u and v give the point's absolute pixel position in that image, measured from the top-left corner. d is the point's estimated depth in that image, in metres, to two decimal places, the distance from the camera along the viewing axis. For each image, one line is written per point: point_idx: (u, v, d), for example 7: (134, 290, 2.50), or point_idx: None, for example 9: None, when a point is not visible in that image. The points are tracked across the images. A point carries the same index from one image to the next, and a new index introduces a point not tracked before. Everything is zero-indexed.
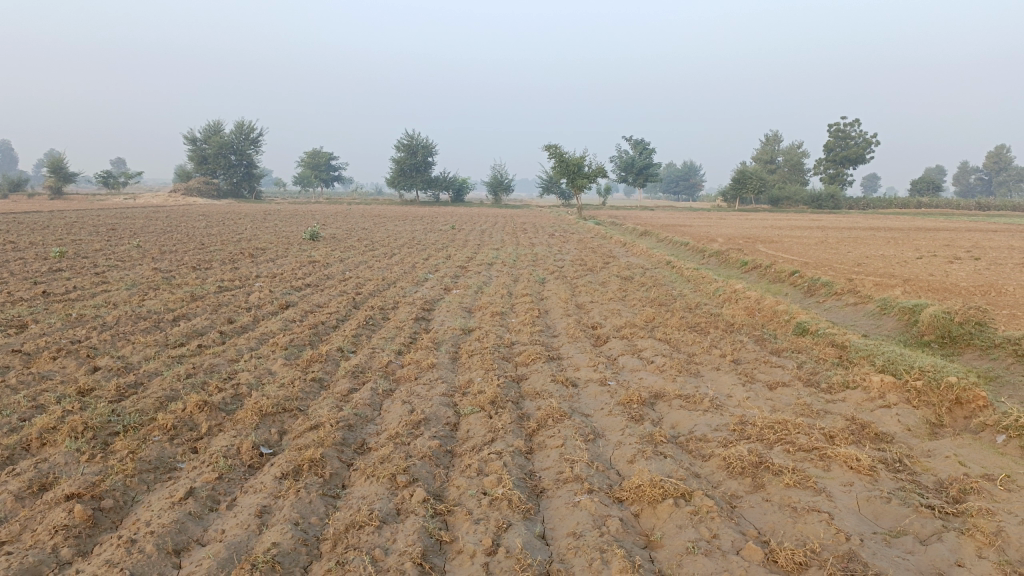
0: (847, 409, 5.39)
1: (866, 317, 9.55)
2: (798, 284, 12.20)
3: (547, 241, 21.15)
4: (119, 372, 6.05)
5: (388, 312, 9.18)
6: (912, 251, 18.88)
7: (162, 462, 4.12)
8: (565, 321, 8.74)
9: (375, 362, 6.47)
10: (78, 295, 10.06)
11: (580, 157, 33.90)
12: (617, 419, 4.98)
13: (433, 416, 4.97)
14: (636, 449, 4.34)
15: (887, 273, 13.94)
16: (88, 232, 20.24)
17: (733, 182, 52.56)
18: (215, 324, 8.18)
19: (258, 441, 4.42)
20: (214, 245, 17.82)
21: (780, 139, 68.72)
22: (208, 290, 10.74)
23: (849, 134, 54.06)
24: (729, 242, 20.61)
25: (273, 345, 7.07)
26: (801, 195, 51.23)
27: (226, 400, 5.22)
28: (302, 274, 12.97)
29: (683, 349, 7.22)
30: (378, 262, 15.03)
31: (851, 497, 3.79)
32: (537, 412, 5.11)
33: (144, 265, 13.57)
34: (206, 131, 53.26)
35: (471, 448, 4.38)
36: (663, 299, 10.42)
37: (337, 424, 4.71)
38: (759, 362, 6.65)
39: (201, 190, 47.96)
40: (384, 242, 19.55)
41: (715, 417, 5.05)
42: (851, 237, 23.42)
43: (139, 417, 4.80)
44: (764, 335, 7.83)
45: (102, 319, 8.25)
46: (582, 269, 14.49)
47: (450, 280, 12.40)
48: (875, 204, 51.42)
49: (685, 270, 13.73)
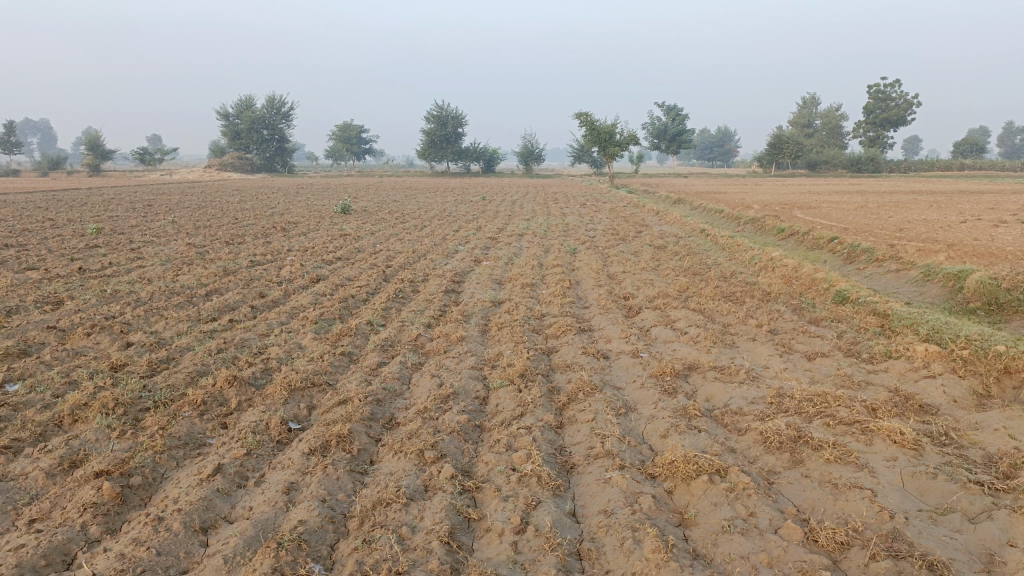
0: (890, 380, 5.20)
1: (908, 284, 9.26)
2: (837, 250, 11.88)
3: (578, 211, 20.93)
4: (152, 347, 6.09)
5: (417, 284, 9.13)
6: (956, 215, 18.30)
7: (191, 438, 4.11)
8: (597, 292, 8.60)
9: (405, 336, 6.42)
10: (114, 271, 10.18)
11: (611, 124, 33.36)
12: (650, 392, 4.87)
13: (462, 390, 4.91)
14: (669, 424, 4.22)
15: (930, 238, 13.52)
16: (125, 208, 20.54)
17: (769, 146, 51.49)
18: (246, 298, 8.20)
19: (287, 416, 4.40)
20: (248, 219, 17.93)
21: (818, 101, 67.03)
22: (240, 265, 10.80)
23: (889, 95, 52.50)
24: (765, 209, 20.17)
25: (303, 319, 7.06)
26: (840, 159, 50.03)
27: (256, 374, 5.21)
28: (334, 247, 12.98)
29: (718, 319, 7.05)
30: (408, 234, 14.99)
31: (895, 473, 3.64)
32: (568, 385, 5.02)
33: (179, 241, 13.69)
34: (238, 106, 53.56)
35: (500, 423, 4.31)
36: (697, 267, 10.22)
37: (366, 399, 4.67)
38: (797, 333, 6.46)
39: (234, 165, 48.36)
40: (414, 214, 19.51)
41: (752, 389, 4.91)
42: (892, 201, 22.79)
43: (170, 393, 4.81)
44: (801, 304, 7.62)
45: (136, 295, 8.32)
46: (614, 238, 14.28)
47: (481, 252, 12.31)
48: (917, 167, 50.04)
49: (719, 238, 13.46)
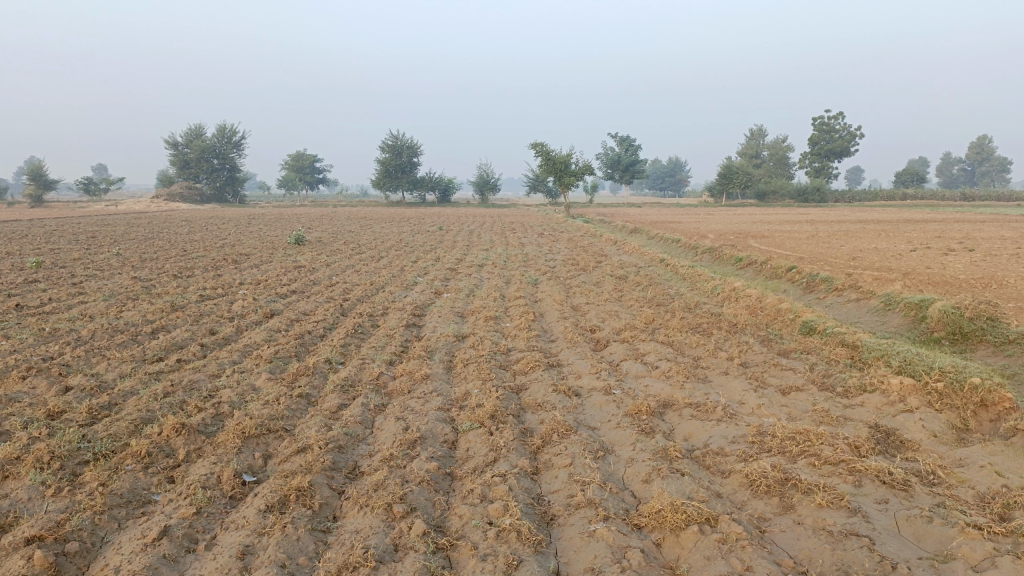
0: (868, 415, 5.09)
1: (870, 313, 9.29)
2: (796, 280, 11.95)
3: (537, 241, 20.85)
4: (93, 391, 5.68)
5: (377, 319, 8.82)
6: (904, 243, 18.72)
7: (135, 495, 3.76)
8: (563, 324, 8.42)
9: (366, 375, 6.12)
10: (52, 307, 9.65)
11: (566, 154, 33.52)
12: (627, 432, 4.66)
13: (429, 434, 4.63)
14: (650, 468, 4.01)
15: (884, 266, 13.73)
16: (68, 240, 19.78)
17: (719, 176, 52.45)
18: (195, 336, 7.79)
19: (240, 468, 4.07)
20: (197, 252, 17.39)
21: (765, 132, 68.72)
22: (190, 299, 10.36)
23: (833, 127, 54.09)
24: (720, 238, 20.37)
25: (256, 358, 6.70)
26: (788, 188, 51.21)
27: (206, 421, 4.85)
28: (288, 280, 12.59)
29: (688, 353, 6.91)
30: (365, 266, 14.68)
31: (889, 518, 3.49)
32: (541, 427, 4.78)
33: (124, 275, 13.14)
34: (188, 135, 52.62)
35: (472, 470, 4.05)
36: (660, 298, 10.11)
37: (327, 446, 4.37)
38: (769, 366, 6.34)
39: (184, 196, 47.32)
40: (370, 245, 19.16)
41: (731, 427, 4.74)
42: (842, 230, 23.25)
43: (112, 443, 4.43)
44: (769, 336, 7.53)
45: (76, 333, 7.85)
46: (574, 269, 14.16)
47: (441, 283, 12.05)
48: (861, 197, 51.50)
49: (679, 268, 13.45)
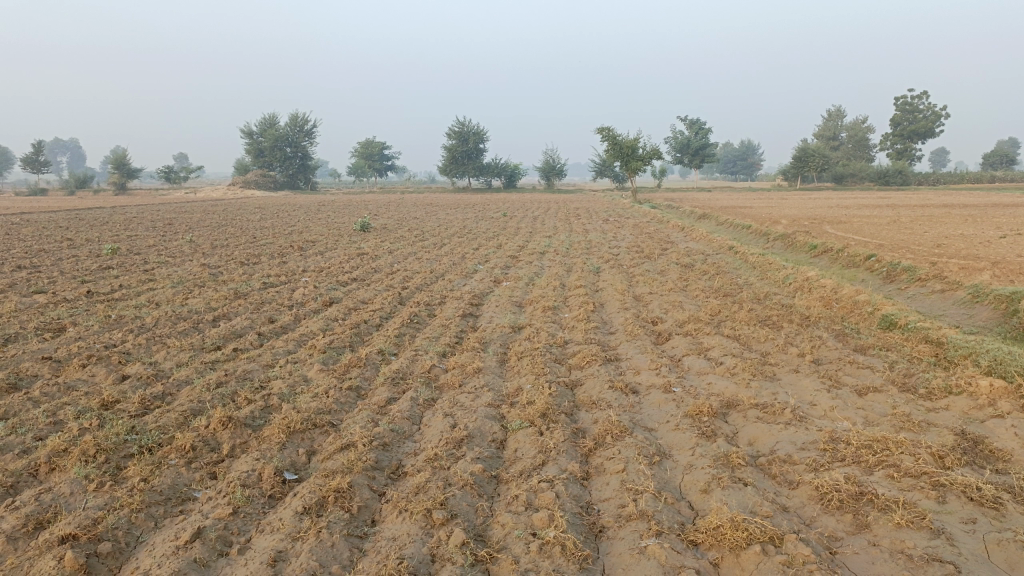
0: (954, 420, 4.66)
1: (955, 305, 8.69)
2: (875, 269, 11.31)
3: (601, 227, 20.50)
4: (149, 381, 5.71)
5: (434, 308, 8.71)
6: (994, 228, 17.64)
7: (175, 491, 3.70)
8: (623, 315, 8.13)
9: (417, 367, 5.98)
10: (122, 294, 9.87)
11: (634, 139, 32.88)
12: (686, 435, 4.38)
13: (477, 433, 4.46)
14: (710, 477, 3.73)
15: (971, 255, 12.92)
16: (145, 227, 20.39)
17: (794, 159, 50.74)
18: (254, 324, 7.82)
19: (282, 465, 3.97)
20: (266, 238, 17.66)
21: (843, 113, 66.15)
22: (253, 287, 10.46)
23: (917, 107, 51.58)
24: (793, 224, 19.58)
25: (310, 348, 6.64)
26: (867, 171, 49.21)
27: (254, 414, 4.78)
28: (350, 267, 12.62)
29: (755, 348, 6.54)
30: (427, 253, 14.62)
31: (978, 540, 3.12)
32: (594, 427, 4.54)
33: (193, 262, 13.40)
34: (261, 124, 53.84)
35: (519, 474, 3.85)
36: (728, 288, 9.69)
37: (370, 444, 4.23)
38: (843, 364, 5.93)
39: (258, 183, 48.49)
40: (434, 231, 19.14)
41: (800, 432, 4.40)
42: (925, 215, 22.10)
43: (159, 436, 4.40)
44: (844, 330, 7.07)
45: (141, 321, 7.97)
46: (639, 256, 13.79)
47: (501, 272, 11.88)
48: (947, 179, 49.04)
49: (749, 256, 12.92)
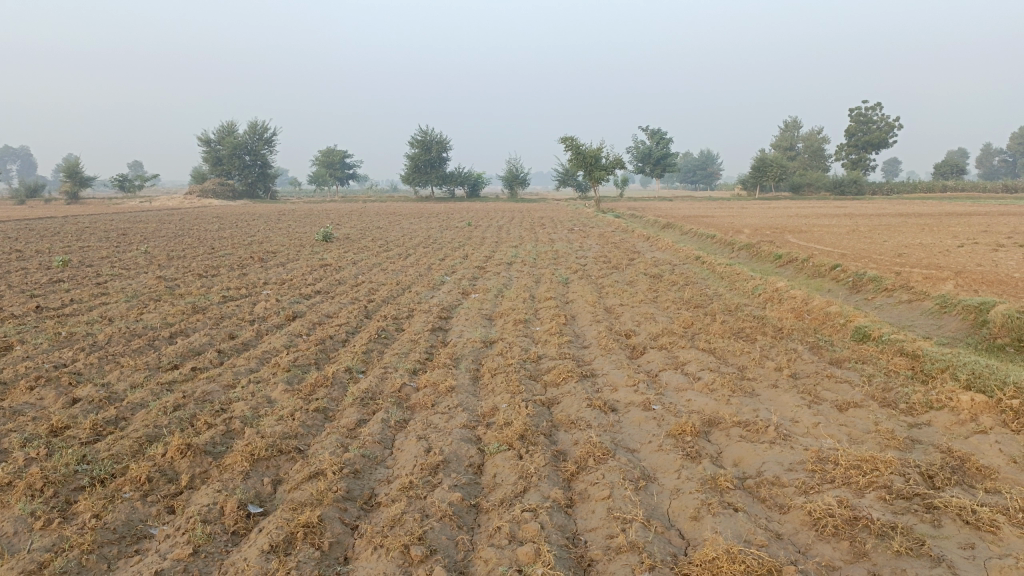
0: (938, 437, 4.60)
1: (923, 315, 8.72)
2: (841, 279, 11.37)
3: (567, 237, 20.41)
4: (102, 404, 5.39)
5: (401, 322, 8.47)
6: (951, 238, 18.00)
7: (130, 529, 3.43)
8: (596, 328, 7.99)
9: (387, 386, 5.75)
10: (73, 309, 9.43)
11: (597, 149, 32.93)
12: (670, 456, 4.23)
13: (453, 457, 4.25)
14: (699, 502, 3.59)
15: (932, 264, 13.09)
16: (98, 237, 19.73)
17: (753, 169, 51.47)
18: (213, 341, 7.50)
19: (246, 497, 3.73)
20: (225, 249, 17.21)
21: (799, 123, 67.44)
22: (212, 300, 10.10)
23: (871, 118, 52.73)
24: (756, 234, 19.71)
25: (273, 366, 6.36)
26: (824, 181, 50.16)
27: (215, 440, 4.51)
28: (313, 279, 12.30)
29: (731, 362, 6.44)
30: (392, 264, 14.35)
31: (980, 567, 3.01)
32: (575, 449, 4.37)
33: (149, 274, 12.96)
34: (220, 132, 52.90)
35: (500, 502, 3.65)
36: (698, 299, 9.63)
37: (341, 471, 4.00)
38: (821, 377, 5.86)
39: (216, 191, 47.54)
40: (398, 242, 18.85)
41: (786, 452, 4.29)
42: (883, 225, 22.45)
43: (112, 465, 4.11)
44: (819, 343, 7.02)
45: (93, 338, 7.60)
46: (606, 267, 13.69)
47: (468, 283, 11.67)
48: (900, 189, 50.19)
49: (716, 266, 12.92)
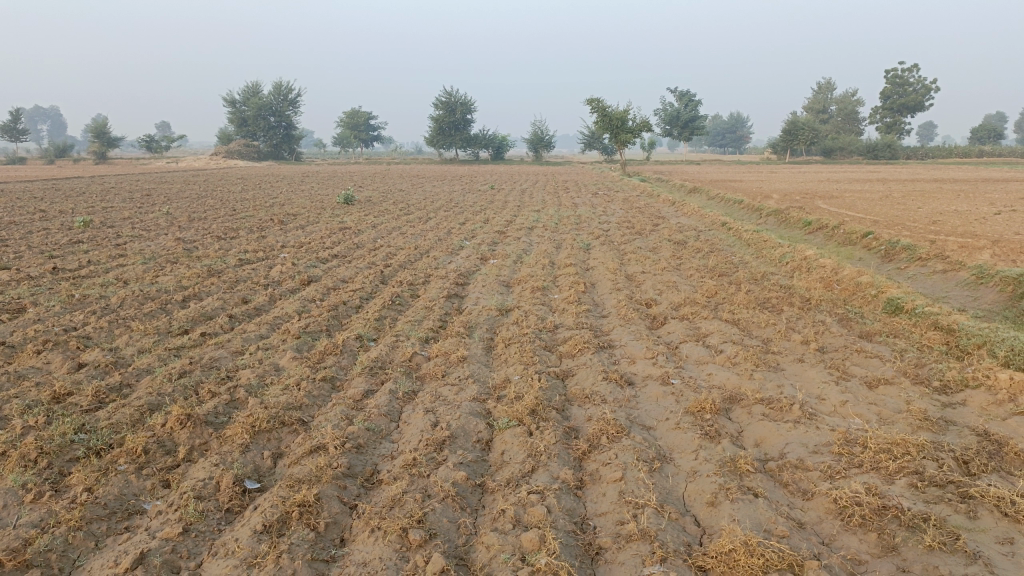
0: (974, 418, 4.34)
1: (959, 287, 8.37)
2: (872, 247, 10.99)
3: (590, 201, 20.06)
4: (109, 370, 5.29)
5: (417, 288, 8.29)
6: (988, 204, 17.41)
7: (122, 504, 3.32)
8: (615, 297, 7.76)
9: (397, 355, 5.58)
10: (90, 271, 9.36)
11: (623, 111, 32.22)
12: (688, 436, 4.02)
13: (460, 432, 4.08)
14: (717, 487, 3.39)
15: (969, 232, 12.62)
16: (122, 199, 19.74)
17: (784, 132, 50.32)
18: (226, 305, 7.38)
19: (243, 472, 3.59)
20: (246, 211, 17.13)
21: (833, 86, 65.75)
22: (228, 263, 9.98)
23: (907, 80, 51.18)
24: (785, 199, 19.19)
25: (283, 333, 6.22)
26: (857, 145, 48.95)
27: (217, 410, 4.38)
28: (331, 243, 12.15)
29: (755, 335, 6.19)
30: (412, 228, 14.16)
31: (1019, 566, 2.79)
32: (588, 426, 4.18)
33: (168, 235, 12.88)
34: (244, 92, 52.72)
35: (506, 483, 3.48)
36: (723, 267, 9.34)
37: (343, 446, 3.85)
38: (850, 352, 5.59)
39: (241, 153, 47.49)
40: (419, 205, 18.63)
41: (811, 432, 4.06)
42: (917, 190, 21.78)
43: (110, 436, 4.00)
44: (848, 314, 6.74)
45: (106, 301, 7.51)
46: (630, 232, 13.39)
47: (488, 248, 11.46)
48: (935, 153, 48.85)
49: (743, 233, 12.57)
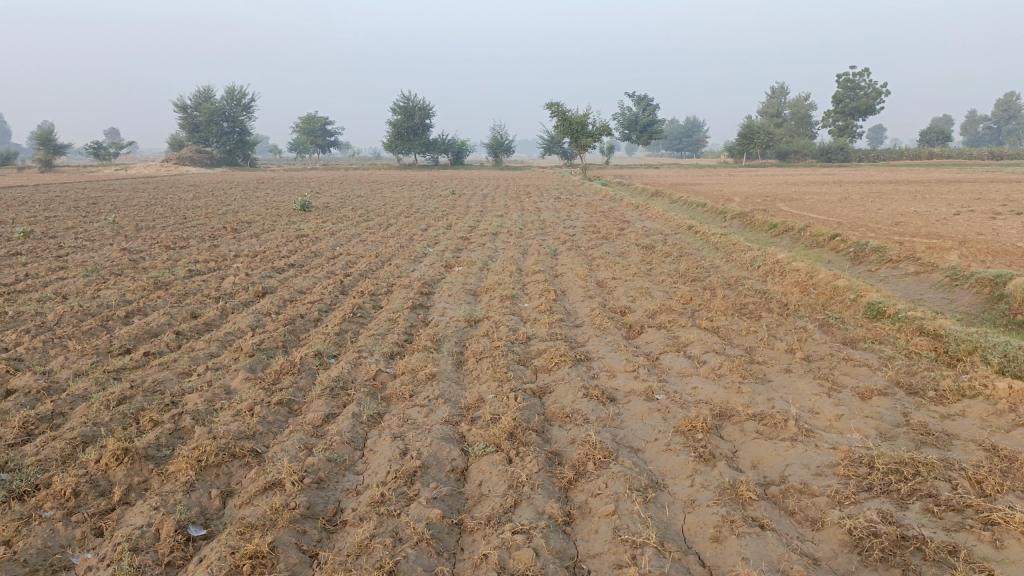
0: (978, 430, 4.10)
1: (933, 289, 8.24)
2: (841, 249, 10.89)
3: (553, 206, 19.79)
4: (41, 396, 4.79)
5: (379, 298, 7.88)
6: (945, 205, 17.59)
7: (44, 560, 2.87)
8: (588, 305, 7.44)
9: (360, 373, 5.17)
10: (26, 285, 8.74)
11: (583, 115, 32.03)
12: (681, 458, 3.71)
13: (432, 461, 3.71)
14: (720, 519, 3.08)
15: (932, 233, 12.61)
16: (67, 207, 18.87)
17: (740, 136, 50.76)
18: (174, 321, 6.87)
19: (188, 517, 3.17)
20: (198, 219, 16.44)
21: (786, 90, 66.81)
22: (177, 275, 9.43)
23: (858, 84, 52.17)
24: (747, 202, 19.16)
25: (236, 351, 5.77)
26: (810, 148, 49.69)
27: (161, 442, 3.93)
28: (287, 251, 11.64)
29: (737, 343, 5.91)
30: (372, 235, 13.69)
31: None
32: (572, 450, 3.83)
33: (114, 246, 12.25)
34: (197, 97, 51.49)
35: (487, 522, 3.11)
36: (695, 272, 9.10)
37: (302, 482, 3.45)
38: (837, 361, 5.34)
39: (194, 159, 46.31)
40: (378, 211, 18.15)
41: (812, 451, 3.78)
42: (874, 192, 22.01)
43: (36, 475, 3.53)
44: (829, 320, 6.51)
45: (43, 318, 6.95)
46: (596, 237, 13.14)
47: (452, 255, 11.08)
48: (886, 155, 49.79)
49: (710, 236, 12.39)
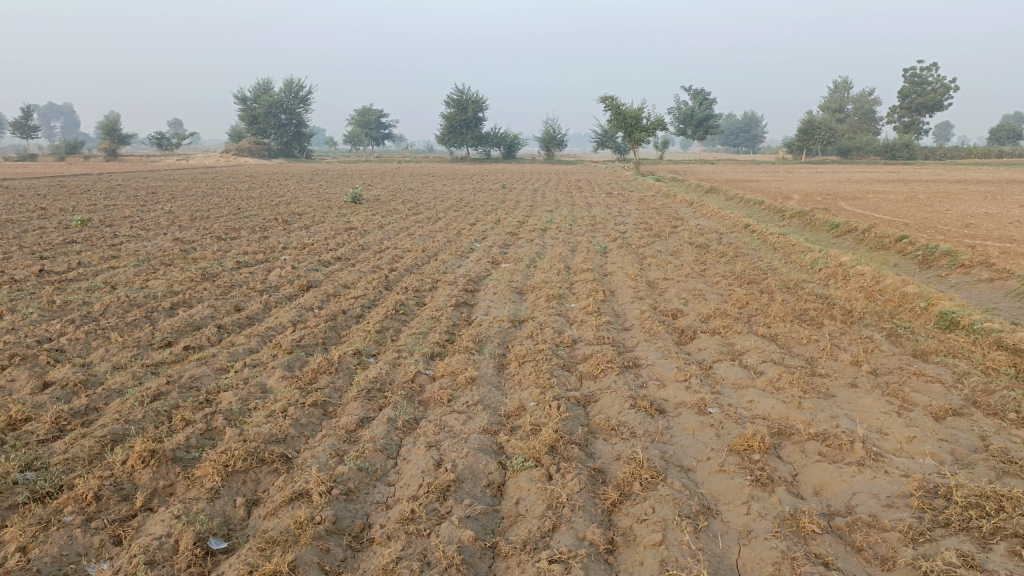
0: None
1: (1009, 297, 7.72)
2: (908, 252, 10.34)
3: (605, 201, 19.44)
4: (77, 390, 4.73)
5: (423, 295, 7.71)
6: (1019, 207, 16.71)
7: (59, 569, 2.75)
8: (638, 306, 7.14)
9: (399, 375, 4.99)
10: (78, 274, 8.82)
11: (638, 109, 31.48)
12: (735, 481, 3.42)
13: (468, 475, 3.50)
14: (780, 555, 2.80)
15: (1006, 236, 11.92)
16: (126, 196, 19.25)
17: (800, 132, 49.36)
18: (216, 314, 6.81)
19: (209, 528, 3.02)
20: (251, 210, 16.56)
21: (849, 85, 64.85)
22: (225, 266, 9.43)
23: (925, 79, 50.26)
24: (807, 200, 18.51)
25: (274, 348, 5.64)
26: (874, 145, 48.12)
27: (191, 444, 3.80)
28: (335, 244, 11.59)
29: (797, 353, 5.56)
30: (420, 229, 13.58)
31: None
32: (617, 467, 3.58)
33: (167, 235, 12.36)
34: (256, 90, 52.39)
35: (522, 547, 2.88)
36: (751, 274, 8.71)
37: (330, 493, 3.27)
38: (907, 375, 4.96)
39: (251, 150, 47.09)
40: (428, 204, 18.05)
41: (881, 479, 3.45)
42: (942, 191, 21.09)
43: (61, 476, 3.42)
44: (897, 330, 6.10)
45: (90, 308, 6.96)
46: (648, 234, 12.78)
47: (499, 251, 10.88)
48: (954, 154, 47.89)
49: (768, 235, 11.92)
